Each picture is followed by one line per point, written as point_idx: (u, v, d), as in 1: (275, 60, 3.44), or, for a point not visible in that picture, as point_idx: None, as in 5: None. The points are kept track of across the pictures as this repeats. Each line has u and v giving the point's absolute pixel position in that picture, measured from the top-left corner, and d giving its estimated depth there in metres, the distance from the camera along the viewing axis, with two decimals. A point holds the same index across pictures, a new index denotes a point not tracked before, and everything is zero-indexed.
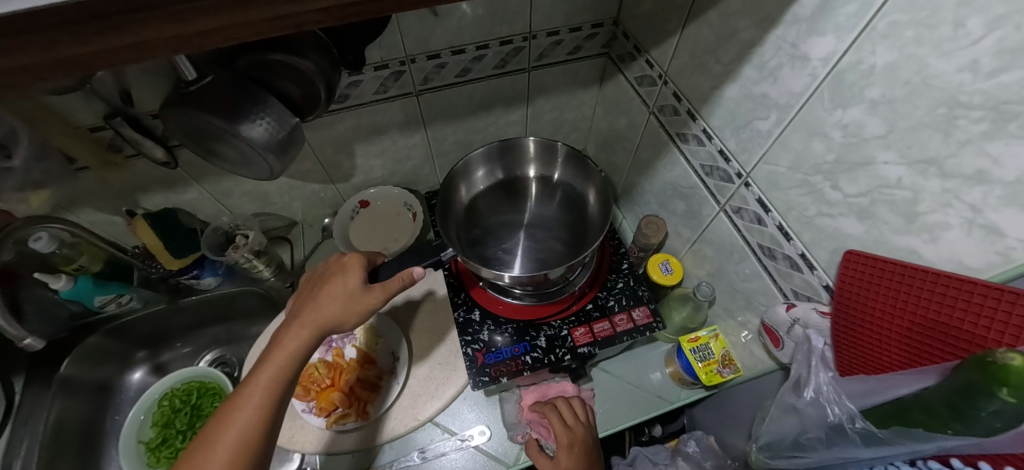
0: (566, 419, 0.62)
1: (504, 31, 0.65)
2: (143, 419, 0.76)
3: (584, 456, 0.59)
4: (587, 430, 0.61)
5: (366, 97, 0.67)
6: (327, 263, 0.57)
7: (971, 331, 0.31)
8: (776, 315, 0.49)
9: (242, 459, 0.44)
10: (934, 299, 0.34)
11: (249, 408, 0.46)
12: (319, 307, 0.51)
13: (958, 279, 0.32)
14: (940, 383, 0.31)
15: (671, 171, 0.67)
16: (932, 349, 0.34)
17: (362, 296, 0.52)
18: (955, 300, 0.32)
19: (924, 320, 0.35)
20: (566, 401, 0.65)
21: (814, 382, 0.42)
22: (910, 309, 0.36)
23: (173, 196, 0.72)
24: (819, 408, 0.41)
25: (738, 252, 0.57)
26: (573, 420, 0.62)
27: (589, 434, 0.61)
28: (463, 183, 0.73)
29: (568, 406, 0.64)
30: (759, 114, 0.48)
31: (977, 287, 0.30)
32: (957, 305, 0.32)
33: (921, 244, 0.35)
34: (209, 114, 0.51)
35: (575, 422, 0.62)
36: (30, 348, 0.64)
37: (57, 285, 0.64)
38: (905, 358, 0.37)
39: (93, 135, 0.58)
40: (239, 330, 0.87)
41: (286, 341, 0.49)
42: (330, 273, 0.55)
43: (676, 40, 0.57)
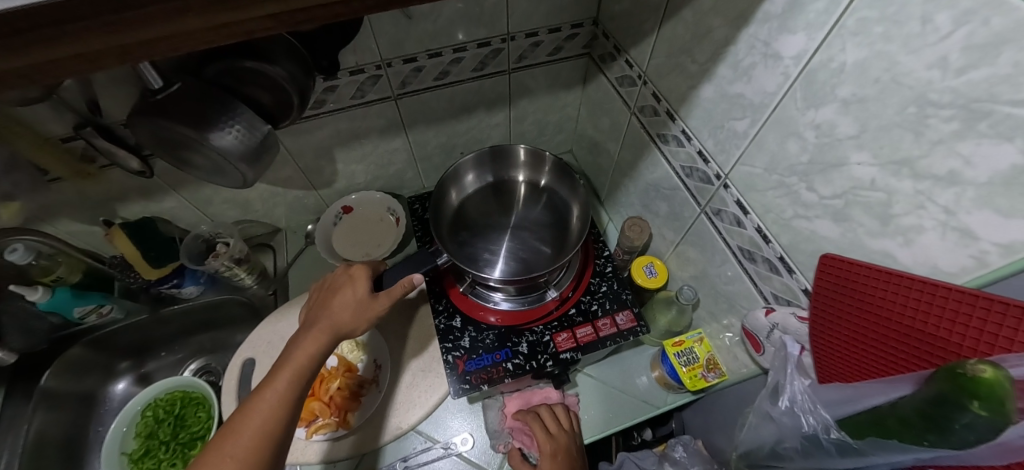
0: (551, 427, 0.61)
1: (482, 33, 0.64)
2: (126, 430, 0.75)
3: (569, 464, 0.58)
4: (571, 437, 0.60)
5: (343, 102, 0.66)
6: (336, 273, 0.57)
7: (947, 339, 0.30)
8: (756, 320, 0.49)
9: (262, 451, 0.40)
10: (909, 305, 0.32)
11: (271, 396, 0.43)
12: (335, 311, 0.51)
13: (930, 284, 0.31)
14: (915, 392, 0.29)
15: (653, 172, 0.66)
16: (908, 357, 0.33)
17: (371, 302, 0.52)
18: (930, 306, 0.31)
19: (901, 326, 0.33)
20: (552, 408, 0.64)
21: (790, 391, 0.40)
22: (885, 315, 0.35)
23: (151, 205, 0.71)
24: (794, 417, 0.40)
25: (720, 254, 0.56)
26: (558, 429, 0.61)
27: (572, 442, 0.60)
28: (454, 188, 0.72)
29: (554, 413, 0.63)
30: (734, 114, 0.47)
31: (951, 292, 0.29)
32: (933, 311, 0.31)
33: (897, 247, 0.34)
34: (178, 123, 0.50)
35: (558, 430, 0.61)
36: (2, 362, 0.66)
37: (34, 297, 0.64)
38: (882, 367, 0.35)
39: (64, 146, 0.57)
40: (223, 339, 0.86)
41: (306, 342, 0.48)
42: (340, 281, 0.55)
43: (654, 40, 0.56)
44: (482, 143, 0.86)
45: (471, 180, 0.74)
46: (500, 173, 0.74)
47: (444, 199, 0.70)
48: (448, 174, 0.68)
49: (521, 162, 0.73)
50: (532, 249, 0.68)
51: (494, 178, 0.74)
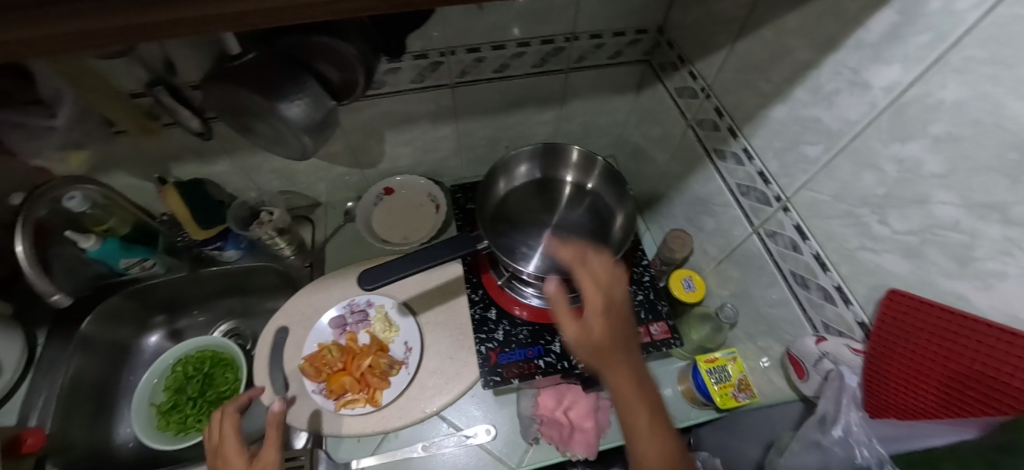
0: (602, 280, 0.46)
1: (547, 30, 0.64)
2: (156, 382, 0.78)
3: (623, 322, 0.44)
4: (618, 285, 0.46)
5: (402, 85, 0.67)
6: (212, 444, 0.54)
7: (1019, 389, 0.30)
8: (805, 346, 0.48)
9: None
10: (980, 351, 0.32)
11: None
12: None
13: (1006, 332, 0.30)
14: (982, 438, 0.30)
15: (703, 186, 0.65)
16: (975, 401, 0.33)
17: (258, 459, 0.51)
18: (1002, 354, 0.31)
19: (969, 371, 0.33)
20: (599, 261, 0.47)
21: (845, 421, 0.39)
22: (952, 357, 0.35)
23: (203, 167, 0.72)
24: (847, 448, 0.38)
25: (768, 276, 0.55)
26: (612, 270, 0.47)
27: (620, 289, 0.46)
28: (503, 178, 0.72)
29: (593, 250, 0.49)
30: (807, 138, 0.46)
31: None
32: (1003, 359, 0.31)
33: (972, 291, 0.34)
34: (247, 90, 0.51)
35: (606, 283, 0.46)
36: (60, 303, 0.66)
37: (85, 244, 0.66)
38: (943, 405, 0.36)
39: (133, 101, 0.58)
40: (254, 303, 0.88)
41: None
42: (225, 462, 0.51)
43: (725, 54, 0.56)
44: (528, 139, 0.86)
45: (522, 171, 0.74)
46: (548, 170, 0.74)
47: (490, 189, 0.70)
48: (497, 164, 0.69)
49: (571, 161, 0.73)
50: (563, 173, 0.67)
51: (541, 174, 0.74)
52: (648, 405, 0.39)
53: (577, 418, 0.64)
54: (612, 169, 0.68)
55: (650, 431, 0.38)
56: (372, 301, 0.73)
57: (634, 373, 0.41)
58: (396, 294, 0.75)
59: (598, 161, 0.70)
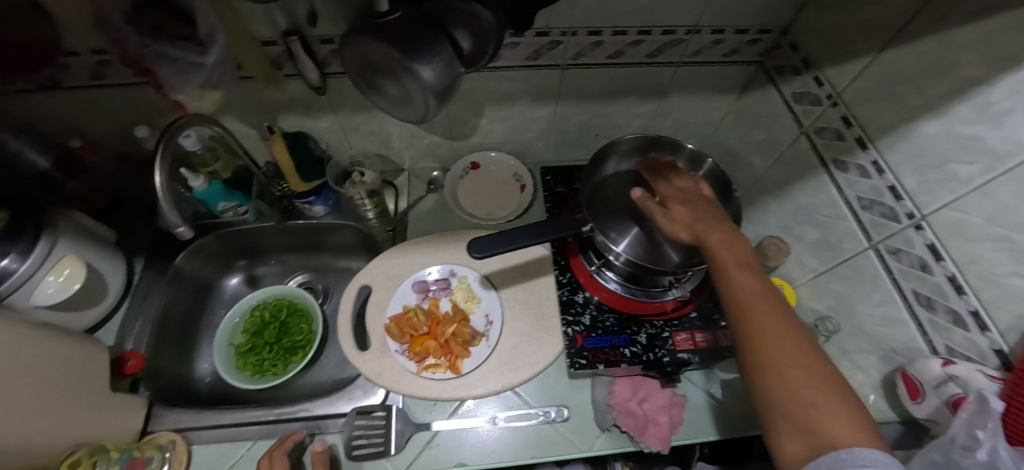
0: (680, 221, 0.58)
1: (672, 20, 0.63)
2: (236, 322, 0.81)
3: (713, 220, 0.56)
4: (698, 189, 0.62)
5: (515, 60, 0.67)
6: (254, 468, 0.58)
7: None
8: (927, 368, 0.47)
9: None
10: None
11: None
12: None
13: None
14: None
15: (812, 196, 0.64)
16: None
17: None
18: None
19: None
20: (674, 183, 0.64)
21: (990, 445, 0.38)
22: None
23: (307, 122, 0.74)
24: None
25: (881, 294, 0.55)
26: (693, 195, 0.61)
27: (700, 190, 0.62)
28: (608, 162, 0.73)
29: (682, 189, 0.63)
30: (961, 157, 0.44)
31: None
32: None
33: None
34: (386, 44, 0.51)
35: (687, 184, 0.64)
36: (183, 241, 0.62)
37: (194, 184, 0.68)
38: None
39: (263, 49, 0.59)
40: (329, 260, 0.91)
41: None
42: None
43: (865, 63, 0.54)
44: (619, 130, 0.86)
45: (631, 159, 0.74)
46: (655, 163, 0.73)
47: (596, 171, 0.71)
48: (605, 146, 0.70)
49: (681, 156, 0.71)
50: (655, 161, 0.72)
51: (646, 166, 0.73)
52: (769, 305, 0.45)
53: (651, 411, 0.64)
54: (721, 171, 0.67)
55: (775, 330, 0.42)
56: (454, 271, 0.75)
57: (750, 279, 0.48)
58: (479, 267, 0.76)
59: (706, 162, 0.69)
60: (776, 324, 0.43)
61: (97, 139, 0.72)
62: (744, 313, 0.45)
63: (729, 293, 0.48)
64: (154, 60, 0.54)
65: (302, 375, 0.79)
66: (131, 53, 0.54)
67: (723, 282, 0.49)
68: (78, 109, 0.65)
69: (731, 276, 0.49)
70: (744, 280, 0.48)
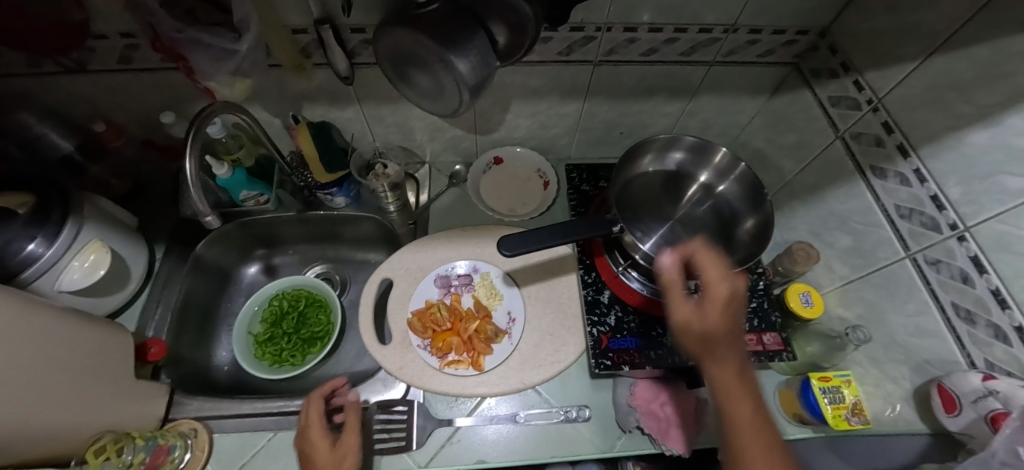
0: (711, 296, 0.45)
1: (709, 18, 0.61)
2: (256, 311, 0.81)
3: (733, 301, 0.45)
4: (736, 277, 0.46)
5: (547, 55, 0.65)
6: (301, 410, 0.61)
7: None
8: (966, 381, 0.47)
9: None
10: None
11: None
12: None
13: None
14: None
15: (845, 202, 0.63)
16: None
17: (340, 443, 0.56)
18: None
19: None
20: (729, 283, 0.45)
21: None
22: None
23: (332, 112, 0.73)
24: None
25: (916, 304, 0.54)
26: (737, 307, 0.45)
27: (739, 279, 0.46)
28: (646, 156, 0.70)
29: (721, 262, 0.47)
30: (1009, 169, 0.43)
31: None
32: None
33: None
34: (420, 35, 0.50)
35: (719, 268, 0.46)
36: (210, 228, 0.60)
37: (219, 172, 0.68)
38: None
39: (293, 36, 0.58)
40: (348, 252, 0.90)
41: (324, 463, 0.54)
42: (315, 447, 0.56)
43: (910, 68, 0.53)
44: (645, 128, 0.84)
45: (665, 157, 0.72)
46: (685, 164, 0.72)
47: (629, 166, 0.69)
48: (643, 141, 0.67)
49: (711, 158, 0.70)
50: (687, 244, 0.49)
51: (676, 166, 0.72)
52: (751, 415, 0.40)
53: (673, 414, 0.64)
54: (757, 179, 0.65)
55: (755, 442, 0.38)
56: (477, 267, 0.74)
57: (732, 378, 0.42)
58: (501, 264, 0.75)
59: (739, 165, 0.67)
60: (765, 447, 0.37)
61: (121, 124, 0.71)
62: (732, 421, 0.40)
63: (720, 393, 0.42)
64: (186, 46, 0.53)
65: (319, 367, 0.79)
66: (163, 38, 0.53)
67: (713, 377, 0.43)
68: (104, 93, 0.64)
69: (717, 371, 0.42)
70: (731, 375, 0.42)
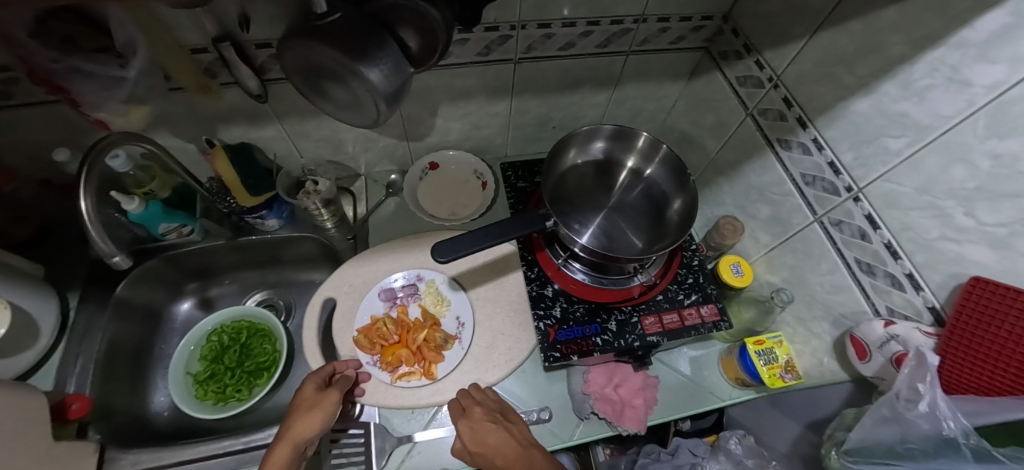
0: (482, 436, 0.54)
1: (620, 10, 0.63)
2: (192, 350, 0.76)
3: (505, 425, 0.56)
4: (490, 403, 0.59)
5: (466, 57, 0.65)
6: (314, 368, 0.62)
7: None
8: (871, 329, 0.50)
9: None
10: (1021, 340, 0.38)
11: (286, 446, 0.51)
12: (301, 420, 0.53)
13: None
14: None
15: (761, 175, 0.67)
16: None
17: (322, 396, 0.56)
18: None
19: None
20: (484, 409, 0.58)
21: (929, 396, 0.41)
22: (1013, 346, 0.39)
23: (252, 131, 0.70)
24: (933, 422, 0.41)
25: (828, 263, 0.58)
26: (483, 427, 0.55)
27: (496, 404, 0.59)
28: (572, 149, 0.72)
29: (489, 408, 0.58)
30: (891, 131, 0.47)
31: None
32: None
33: None
34: (329, 48, 0.48)
35: (477, 403, 0.59)
36: (118, 267, 0.54)
37: (129, 207, 0.63)
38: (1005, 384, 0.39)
39: (194, 56, 0.55)
40: (289, 275, 0.87)
41: (308, 414, 0.54)
42: (304, 398, 0.56)
43: (801, 45, 0.56)
44: (576, 120, 0.86)
45: (591, 148, 0.74)
46: (612, 152, 0.74)
47: (558, 160, 0.70)
48: (569, 135, 0.69)
49: (635, 144, 0.72)
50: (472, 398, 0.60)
51: (604, 155, 0.74)
52: None
53: (627, 395, 0.66)
54: (676, 156, 0.68)
55: None
56: (421, 276, 0.73)
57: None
58: (446, 269, 0.75)
59: (662, 146, 0.69)
60: None
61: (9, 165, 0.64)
62: None
63: None
64: (68, 75, 0.49)
65: (269, 397, 0.75)
66: (38, 69, 0.49)
67: None
68: None
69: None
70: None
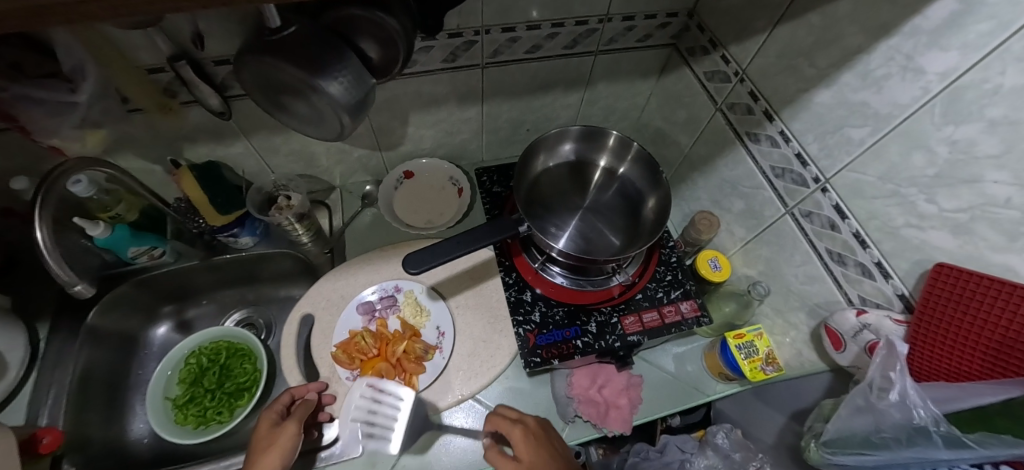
0: (535, 446, 0.55)
1: (584, 10, 0.63)
2: (170, 375, 0.75)
3: (552, 442, 0.57)
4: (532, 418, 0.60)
5: (433, 64, 0.65)
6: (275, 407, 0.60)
7: (1005, 361, 0.37)
8: (843, 319, 0.50)
9: None
10: (985, 326, 0.38)
11: None
12: (260, 460, 0.50)
13: (1011, 304, 0.36)
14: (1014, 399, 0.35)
15: (732, 169, 0.68)
16: (992, 366, 0.38)
17: (278, 432, 0.53)
18: (1007, 329, 0.36)
19: (991, 341, 0.38)
20: (532, 423, 0.59)
21: (900, 385, 0.41)
22: (977, 332, 0.39)
23: (219, 149, 0.68)
24: (904, 411, 0.40)
25: (801, 255, 0.59)
26: (534, 440, 0.56)
27: (537, 419, 0.60)
28: (544, 153, 0.72)
29: (534, 423, 0.59)
30: (852, 121, 0.48)
31: (1013, 313, 0.36)
32: (997, 331, 0.37)
33: None
34: (285, 62, 0.47)
35: (519, 415, 0.60)
36: (81, 295, 0.53)
37: (94, 232, 0.62)
38: (972, 370, 0.40)
39: (150, 77, 0.54)
40: (267, 292, 0.85)
41: (265, 451, 0.51)
42: (260, 439, 0.53)
43: (763, 39, 0.57)
44: (550, 122, 0.86)
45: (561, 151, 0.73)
46: (583, 153, 0.74)
47: (529, 164, 0.70)
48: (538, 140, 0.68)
49: (605, 143, 0.72)
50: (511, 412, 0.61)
51: (575, 156, 0.73)
52: None
53: (611, 396, 0.66)
54: (646, 152, 0.68)
55: None
56: (399, 286, 0.72)
57: None
58: (424, 279, 0.74)
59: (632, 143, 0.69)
60: None
61: None
62: None
63: None
64: (18, 102, 0.48)
65: (251, 418, 0.74)
66: None
67: None
68: None
69: None
70: None
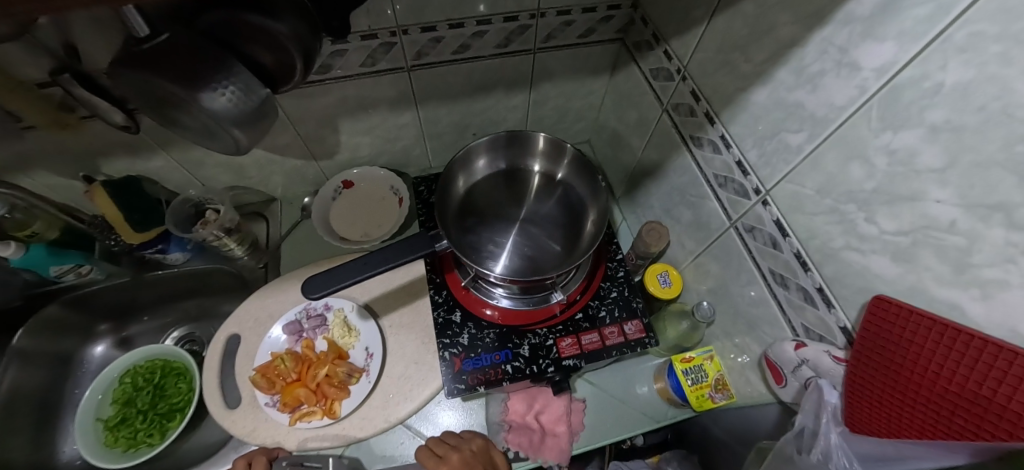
0: None
1: (510, 6, 0.57)
2: (101, 398, 0.72)
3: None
4: (461, 447, 0.55)
5: (351, 68, 0.60)
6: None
7: (937, 420, 0.31)
8: (784, 352, 0.45)
9: None
10: (925, 376, 0.32)
11: None
12: None
13: (953, 356, 0.30)
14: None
15: (680, 176, 0.61)
16: (922, 423, 0.33)
17: None
18: (949, 383, 0.30)
19: (927, 394, 0.32)
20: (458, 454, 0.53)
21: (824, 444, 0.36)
22: (913, 381, 0.33)
23: (138, 163, 0.66)
24: None
25: (746, 274, 0.53)
26: None
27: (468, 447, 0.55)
28: (461, 175, 0.66)
29: (462, 453, 0.54)
30: (789, 126, 0.41)
31: (958, 366, 0.29)
32: (935, 384, 0.31)
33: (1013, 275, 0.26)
34: (162, 79, 0.43)
35: (448, 448, 0.55)
36: None
37: (5, 253, 0.59)
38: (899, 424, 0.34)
39: (41, 91, 0.51)
40: (210, 307, 0.83)
41: None
42: None
43: (701, 31, 0.50)
44: (497, 125, 0.81)
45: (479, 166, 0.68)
46: (514, 160, 0.68)
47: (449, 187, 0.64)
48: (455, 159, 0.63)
49: (538, 148, 0.67)
50: (442, 444, 0.56)
51: (506, 165, 0.68)
52: None
53: (549, 423, 0.61)
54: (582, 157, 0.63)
55: None
56: (330, 304, 0.68)
57: None
58: (358, 296, 0.70)
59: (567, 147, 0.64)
60: None
61: None
62: None
63: None
64: None
65: (187, 437, 0.73)
66: None
67: None
68: None
69: None
70: None
